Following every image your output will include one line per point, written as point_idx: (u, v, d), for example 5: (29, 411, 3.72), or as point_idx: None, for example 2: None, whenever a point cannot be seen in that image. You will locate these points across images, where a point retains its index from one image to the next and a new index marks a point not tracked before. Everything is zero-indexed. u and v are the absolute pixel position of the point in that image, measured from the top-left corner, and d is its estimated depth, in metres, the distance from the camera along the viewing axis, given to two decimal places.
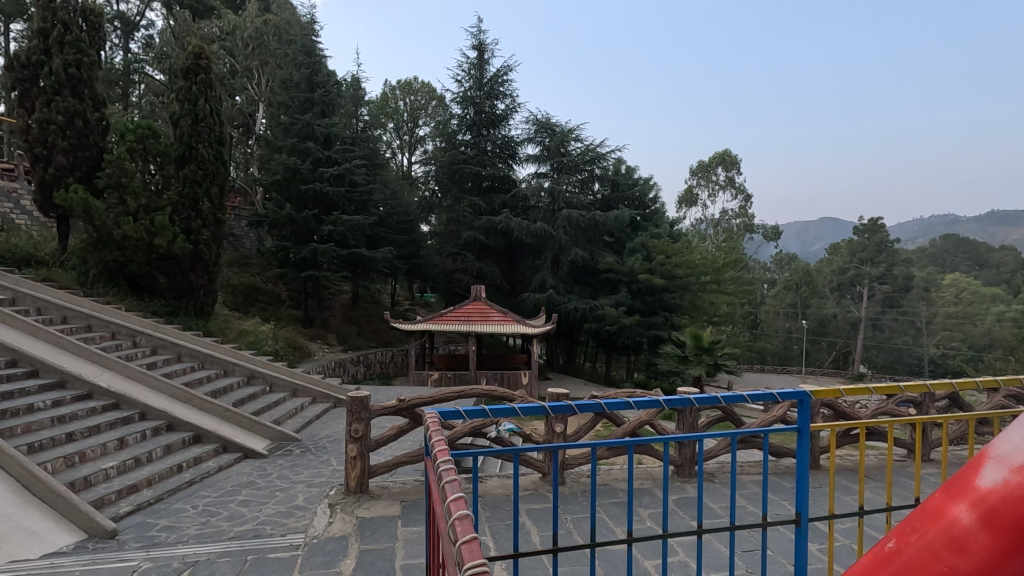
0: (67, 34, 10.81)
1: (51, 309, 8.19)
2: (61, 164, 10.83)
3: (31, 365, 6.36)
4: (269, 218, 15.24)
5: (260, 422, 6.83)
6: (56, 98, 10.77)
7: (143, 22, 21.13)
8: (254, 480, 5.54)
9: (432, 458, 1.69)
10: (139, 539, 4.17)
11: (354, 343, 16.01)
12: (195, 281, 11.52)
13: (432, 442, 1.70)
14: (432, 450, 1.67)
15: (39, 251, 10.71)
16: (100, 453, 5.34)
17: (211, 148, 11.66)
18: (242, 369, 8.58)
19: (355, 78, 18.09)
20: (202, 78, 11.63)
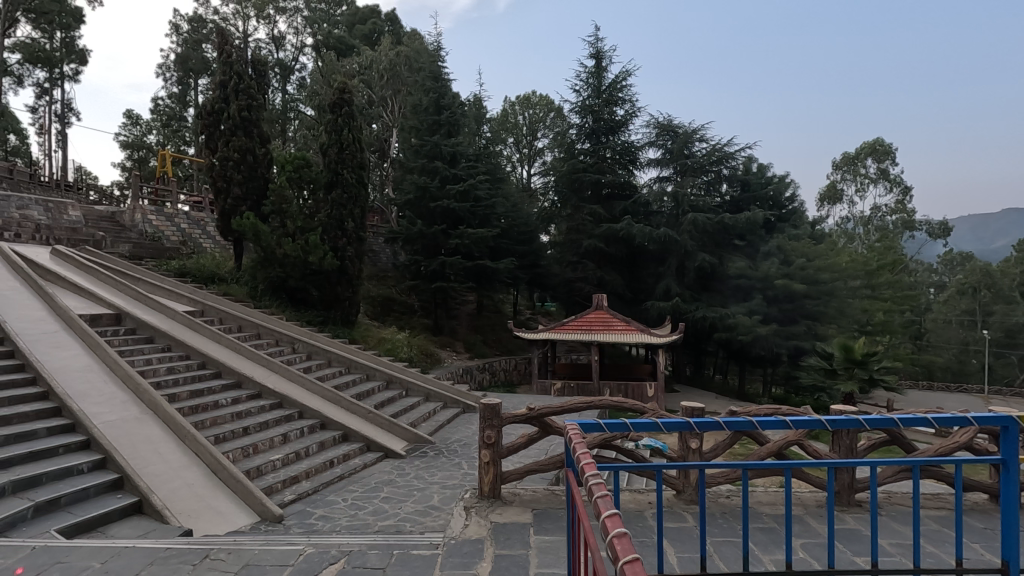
0: (240, 84, 12.69)
1: (230, 319, 9.53)
2: (237, 195, 12.59)
3: (215, 368, 7.44)
4: (403, 234, 16.38)
5: (398, 424, 7.36)
6: (233, 138, 12.57)
7: (297, 66, 24.06)
8: (394, 478, 5.96)
9: (579, 471, 1.71)
10: (300, 525, 4.70)
11: (480, 352, 16.58)
12: (341, 293, 12.71)
13: (579, 455, 1.71)
14: (579, 463, 1.68)
15: (220, 269, 12.56)
16: (269, 446, 6.10)
17: (353, 173, 12.87)
18: (382, 373, 9.35)
19: (478, 96, 18.80)
20: (346, 110, 12.87)
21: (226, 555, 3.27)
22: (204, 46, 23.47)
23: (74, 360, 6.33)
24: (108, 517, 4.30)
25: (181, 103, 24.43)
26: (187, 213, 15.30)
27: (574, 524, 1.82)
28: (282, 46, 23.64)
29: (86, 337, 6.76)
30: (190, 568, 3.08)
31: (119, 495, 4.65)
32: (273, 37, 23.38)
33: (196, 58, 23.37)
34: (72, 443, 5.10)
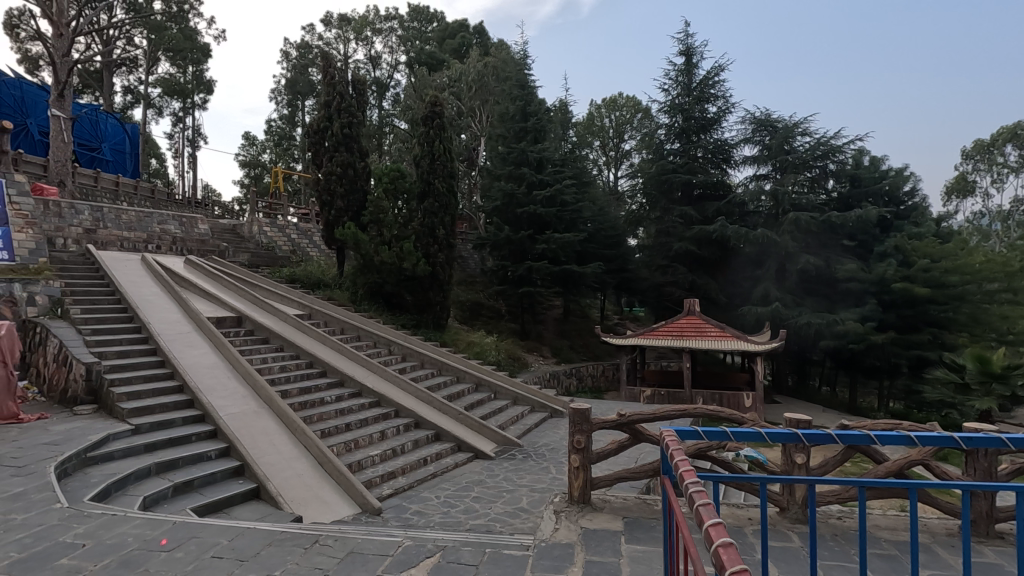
0: (342, 103, 13.62)
1: (334, 322, 10.22)
2: (339, 207, 13.50)
3: (321, 368, 8.01)
4: (491, 240, 16.72)
5: (487, 426, 7.51)
6: (336, 154, 13.52)
7: (391, 82, 25.42)
8: (484, 479, 6.10)
9: (676, 480, 1.76)
10: (397, 518, 4.95)
11: (567, 357, 16.53)
12: (433, 298, 13.20)
13: (678, 464, 1.77)
14: (678, 472, 1.74)
15: (324, 276, 13.52)
16: (368, 442, 6.48)
17: (444, 182, 13.35)
18: (471, 376, 9.63)
19: (564, 102, 18.80)
20: (437, 122, 13.41)
21: (333, 541, 3.49)
22: (310, 70, 25.47)
23: (203, 358, 7.10)
24: (232, 500, 4.78)
25: (290, 123, 26.65)
26: (296, 224, 16.63)
27: (669, 532, 1.89)
28: (378, 65, 25.09)
29: (213, 337, 7.55)
30: (302, 551, 3.32)
31: (240, 481, 5.15)
32: (371, 57, 24.90)
33: (303, 81, 25.41)
34: (203, 431, 5.73)
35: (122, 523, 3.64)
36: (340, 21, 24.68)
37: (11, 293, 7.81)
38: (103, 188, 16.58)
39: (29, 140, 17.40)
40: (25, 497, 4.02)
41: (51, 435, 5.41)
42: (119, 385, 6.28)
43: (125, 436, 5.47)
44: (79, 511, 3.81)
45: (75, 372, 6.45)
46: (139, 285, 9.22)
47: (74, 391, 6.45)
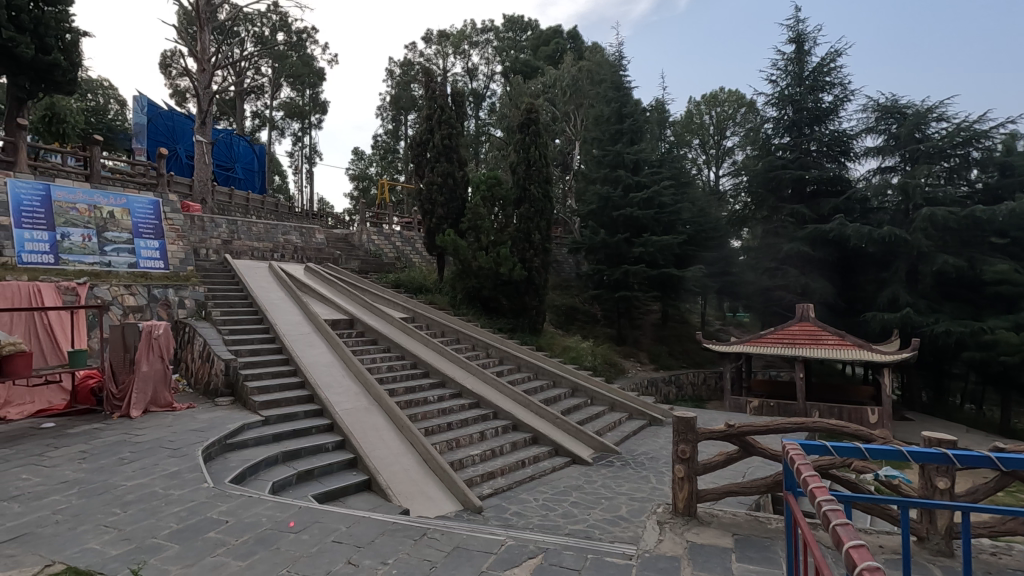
0: (443, 115, 14.22)
1: (436, 325, 10.65)
2: (440, 215, 14.09)
3: (424, 369, 8.40)
4: (586, 244, 16.60)
5: (584, 431, 7.45)
6: (437, 164, 14.15)
7: (487, 92, 26.12)
8: (582, 484, 6.07)
9: (807, 496, 1.81)
10: (497, 518, 5.07)
11: (665, 363, 15.99)
12: (529, 302, 13.35)
13: (808, 480, 1.84)
14: (809, 488, 1.80)
15: (426, 281, 14.17)
16: (469, 442, 6.69)
17: (540, 188, 13.47)
18: (568, 381, 9.62)
19: (662, 101, 18.27)
20: (533, 129, 13.58)
21: (440, 535, 3.64)
22: (412, 85, 26.87)
23: (321, 357, 7.73)
24: (347, 489, 5.15)
25: (394, 137, 28.28)
26: (400, 232, 17.60)
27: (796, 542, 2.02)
28: (475, 76, 25.89)
29: (329, 338, 8.18)
30: (411, 542, 3.51)
31: (354, 472, 5.53)
32: (468, 69, 25.78)
33: (406, 97, 26.84)
34: (322, 424, 6.24)
35: (258, 504, 4.05)
36: (439, 37, 25.92)
37: (166, 298, 9.03)
38: (236, 203, 18.57)
39: (178, 163, 19.87)
40: (180, 476, 4.59)
41: (198, 423, 6.16)
42: (251, 380, 7.02)
43: (257, 426, 6.09)
44: (221, 491, 4.29)
45: (216, 368, 7.31)
46: (267, 290, 10.23)
47: (216, 384, 7.30)
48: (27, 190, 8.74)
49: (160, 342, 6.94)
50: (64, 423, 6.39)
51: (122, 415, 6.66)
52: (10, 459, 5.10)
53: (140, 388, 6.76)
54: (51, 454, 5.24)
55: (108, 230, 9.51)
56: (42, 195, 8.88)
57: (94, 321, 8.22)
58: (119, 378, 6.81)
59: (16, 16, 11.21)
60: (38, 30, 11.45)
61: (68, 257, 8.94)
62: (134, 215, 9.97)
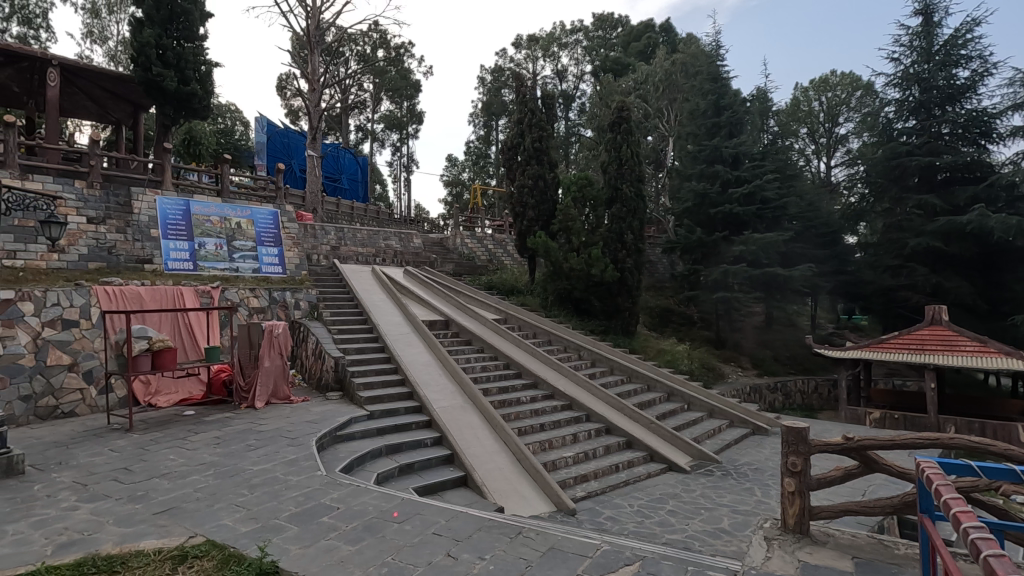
0: (533, 118, 14.35)
1: (528, 326, 10.75)
2: (531, 217, 14.20)
3: (517, 369, 8.52)
4: (682, 243, 15.98)
5: (681, 437, 7.17)
6: (528, 167, 14.29)
7: (577, 93, 25.99)
8: (679, 493, 5.85)
9: (951, 521, 1.72)
10: (591, 521, 5.02)
11: (770, 369, 14.99)
12: (622, 303, 13.06)
13: (952, 504, 1.74)
14: (952, 513, 1.71)
15: (517, 284, 14.35)
16: (561, 444, 6.69)
17: (632, 186, 13.19)
18: (663, 386, 9.33)
19: (764, 89, 17.15)
20: (624, 127, 13.31)
21: (535, 534, 3.68)
22: (503, 91, 27.37)
23: (419, 356, 8.10)
24: (445, 484, 5.35)
25: (486, 143, 28.97)
26: (492, 235, 18.00)
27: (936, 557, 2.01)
28: (564, 78, 25.87)
29: (426, 338, 8.55)
30: (508, 540, 3.58)
31: (451, 468, 5.73)
32: (558, 71, 25.80)
33: (497, 102, 27.42)
34: (421, 420, 6.53)
35: (364, 493, 4.32)
36: (529, 41, 26.26)
37: (284, 300, 9.86)
38: (342, 212, 19.94)
39: (293, 176, 21.68)
40: (297, 463, 5.01)
41: (312, 415, 6.69)
42: (357, 376, 7.51)
43: (363, 420, 6.51)
44: (332, 479, 4.62)
45: (327, 364, 7.90)
46: (370, 292, 10.91)
47: (327, 379, 7.90)
48: (172, 206, 10.04)
49: (280, 340, 7.62)
50: (201, 412, 7.21)
51: (249, 406, 7.37)
52: (160, 441, 5.83)
53: (264, 382, 7.46)
54: (192, 438, 5.94)
55: (236, 239, 10.57)
56: (183, 210, 10.14)
57: (225, 320, 9.16)
58: (246, 372, 7.56)
59: (163, 53, 12.87)
60: (180, 64, 13.05)
61: (204, 263, 10.06)
62: (257, 225, 10.99)
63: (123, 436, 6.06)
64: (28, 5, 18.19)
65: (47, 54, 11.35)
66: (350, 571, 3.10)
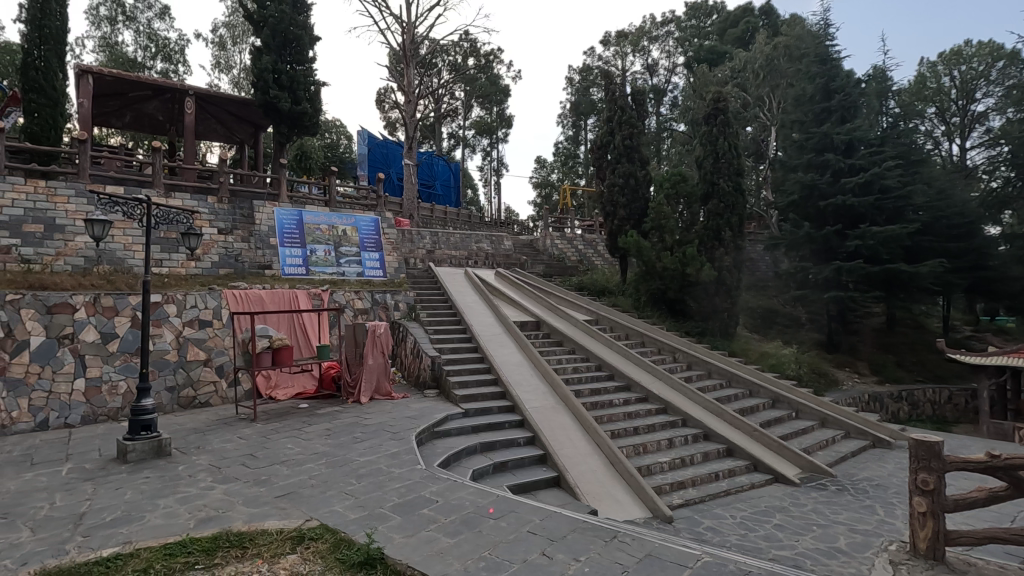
0: (623, 115, 14.09)
1: (620, 328, 10.56)
2: (622, 217, 13.93)
3: (609, 371, 8.41)
4: (787, 239, 14.90)
5: (789, 447, 6.68)
6: (618, 165, 14.03)
7: (669, 86, 25.17)
8: (787, 506, 5.46)
9: None
10: (689, 531, 4.82)
11: (892, 375, 13.57)
12: (720, 304, 12.40)
13: None
14: None
15: (608, 284, 14.13)
16: (656, 448, 6.51)
17: (730, 181, 12.52)
18: (767, 392, 8.77)
19: (882, 68, 15.56)
20: (721, 119, 12.69)
21: (631, 539, 3.60)
22: (591, 89, 27.09)
23: (511, 356, 8.24)
24: (538, 484, 5.39)
25: (575, 143, 28.83)
26: (582, 235, 17.90)
27: None
28: (655, 72, 25.14)
29: (518, 339, 8.68)
30: (603, 543, 3.53)
31: (544, 468, 5.77)
32: (648, 66, 25.13)
33: (585, 102, 27.17)
34: (514, 420, 6.64)
35: (461, 489, 4.46)
36: (618, 37, 25.86)
37: (384, 302, 10.43)
38: (436, 216, 20.72)
39: (391, 184, 22.86)
40: (399, 456, 5.29)
41: (411, 411, 7.03)
42: (453, 376, 7.78)
43: (458, 418, 6.73)
44: (431, 473, 4.82)
45: (424, 363, 8.26)
46: (464, 294, 11.26)
47: (424, 377, 8.26)
48: (287, 216, 11.00)
49: (381, 339, 8.09)
50: (314, 405, 7.80)
51: (355, 401, 7.89)
52: (279, 431, 6.39)
53: (367, 379, 7.94)
54: (306, 429, 6.45)
55: (342, 245, 11.35)
56: (296, 220, 11.08)
57: (334, 321, 9.85)
58: (352, 369, 8.09)
59: (278, 77, 14.13)
60: (293, 86, 14.25)
61: (315, 268, 10.91)
62: (361, 231, 11.73)
63: (250, 425, 6.72)
64: (169, 43, 20.74)
65: (184, 85, 12.87)
66: (449, 563, 3.22)
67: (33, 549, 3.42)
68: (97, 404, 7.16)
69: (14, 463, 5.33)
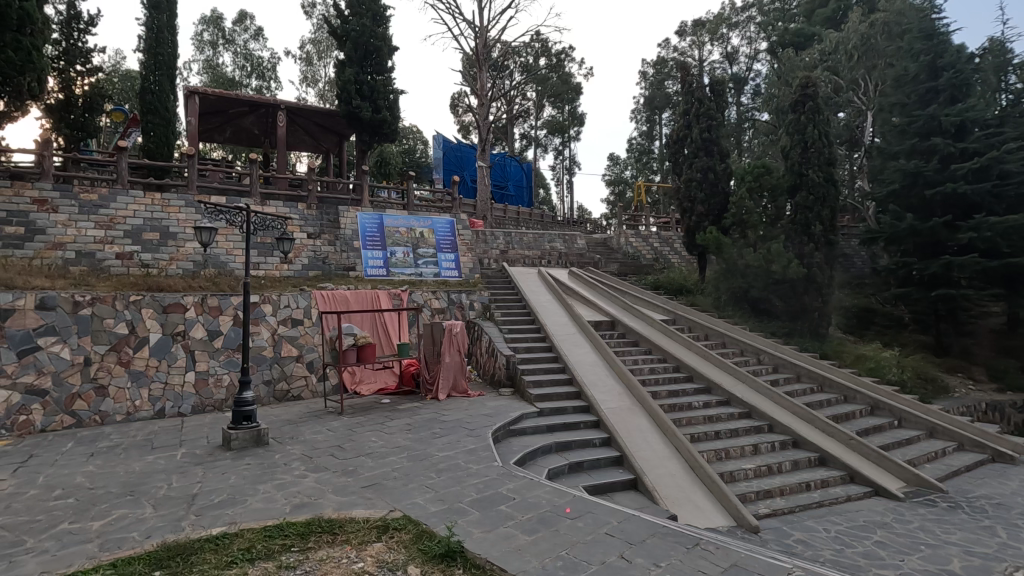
0: (701, 107, 13.58)
1: (699, 328, 10.17)
2: (700, 212, 13.42)
3: (687, 372, 8.13)
4: (887, 233, 13.73)
5: (891, 459, 6.15)
6: (696, 159, 13.52)
7: (750, 74, 23.97)
8: (889, 522, 5.04)
9: None
10: (777, 543, 4.56)
11: (1015, 382, 12.14)
12: (809, 303, 11.63)
13: None
14: None
15: (686, 283, 13.68)
16: (740, 454, 6.22)
17: (821, 171, 11.72)
18: (864, 397, 8.15)
19: (1001, 38, 13.94)
20: (810, 106, 11.92)
21: (715, 548, 3.46)
22: (667, 82, 26.28)
23: (586, 356, 8.17)
24: (614, 486, 5.31)
25: (649, 138, 28.14)
26: (657, 233, 17.45)
27: None
28: (735, 60, 24.02)
29: (592, 339, 8.59)
30: (684, 550, 3.42)
31: (621, 470, 5.68)
32: (728, 54, 24.04)
33: (660, 95, 26.39)
34: (589, 420, 6.58)
35: (537, 487, 4.49)
36: (694, 27, 25.04)
37: (460, 301, 10.66)
38: (509, 217, 20.93)
39: (465, 186, 23.38)
40: (477, 453, 5.40)
41: (487, 409, 7.15)
42: (527, 375, 7.84)
43: (533, 417, 6.78)
44: (508, 470, 4.88)
45: (499, 362, 8.37)
46: (537, 293, 11.31)
47: (499, 375, 8.37)
48: (370, 220, 11.53)
49: (458, 338, 8.29)
50: (395, 401, 8.14)
51: (433, 397, 8.13)
52: (364, 425, 6.73)
53: (445, 376, 8.18)
54: (388, 424, 6.74)
55: (420, 247, 11.76)
56: (378, 223, 11.59)
57: (413, 320, 10.22)
58: (430, 366, 8.35)
59: (360, 88, 14.85)
60: (373, 96, 14.94)
61: (395, 270, 11.34)
62: (437, 233, 12.08)
63: (337, 418, 7.12)
64: (263, 62, 22.35)
65: (277, 100, 13.81)
66: (527, 560, 3.25)
67: (154, 524, 3.82)
68: (206, 396, 7.86)
69: (138, 447, 5.96)
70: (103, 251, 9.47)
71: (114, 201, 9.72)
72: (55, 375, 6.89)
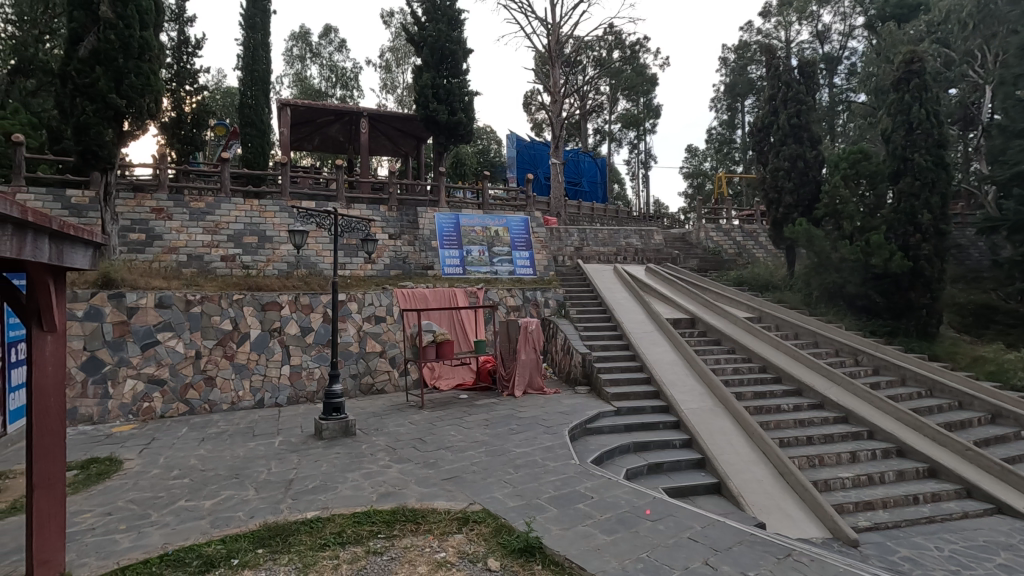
0: (789, 91, 12.79)
1: (787, 326, 9.58)
2: (789, 203, 12.63)
3: (775, 373, 7.69)
4: (1010, 220, 12.27)
5: (1017, 474, 5.50)
6: (784, 147, 12.74)
7: (845, 53, 22.27)
8: (1016, 544, 4.51)
9: None
10: (880, 559, 4.22)
11: None
12: (916, 299, 10.61)
13: None
14: None
15: (773, 279, 12.93)
16: (836, 462, 5.82)
17: (929, 154, 10.68)
18: (983, 404, 7.34)
19: None
20: (916, 83, 10.90)
21: (809, 560, 3.26)
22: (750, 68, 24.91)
23: (665, 355, 7.94)
24: (696, 489, 5.14)
25: (730, 127, 26.83)
26: (740, 226, 16.61)
27: None
28: (827, 39, 22.40)
29: (671, 337, 8.34)
30: (775, 560, 3.25)
31: (703, 473, 5.48)
32: (818, 33, 22.42)
33: (742, 81, 25.07)
34: (669, 420, 6.40)
35: (616, 487, 4.42)
36: (780, 7, 23.62)
37: (535, 299, 10.67)
38: (583, 214, 20.68)
39: (539, 184, 23.42)
40: (554, 450, 5.40)
41: (564, 406, 7.13)
42: (604, 373, 7.74)
43: (611, 416, 6.69)
44: (586, 469, 4.84)
45: (575, 360, 8.32)
46: (613, 290, 11.13)
47: (575, 373, 8.33)
48: (447, 221, 11.84)
49: (533, 335, 8.33)
50: (473, 397, 8.31)
51: (510, 394, 8.23)
52: (444, 419, 6.93)
53: (521, 373, 8.25)
54: (467, 419, 6.90)
55: (495, 245, 11.92)
56: (454, 223, 11.88)
57: (489, 317, 10.38)
58: (507, 363, 8.46)
59: (437, 92, 15.26)
60: (449, 99, 15.32)
61: (471, 268, 11.59)
62: (512, 231, 12.17)
63: (418, 412, 7.38)
64: (346, 72, 23.54)
65: (360, 108, 14.48)
66: (607, 560, 3.22)
67: (257, 505, 4.15)
68: (299, 388, 8.40)
69: (242, 434, 6.49)
70: (210, 254, 10.39)
71: (219, 208, 10.63)
72: (172, 366, 7.67)
